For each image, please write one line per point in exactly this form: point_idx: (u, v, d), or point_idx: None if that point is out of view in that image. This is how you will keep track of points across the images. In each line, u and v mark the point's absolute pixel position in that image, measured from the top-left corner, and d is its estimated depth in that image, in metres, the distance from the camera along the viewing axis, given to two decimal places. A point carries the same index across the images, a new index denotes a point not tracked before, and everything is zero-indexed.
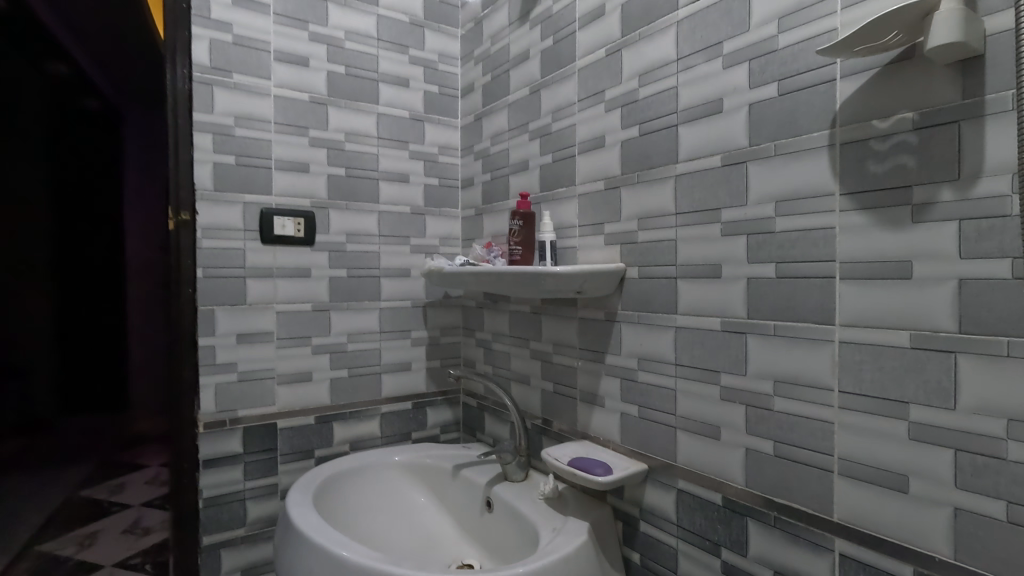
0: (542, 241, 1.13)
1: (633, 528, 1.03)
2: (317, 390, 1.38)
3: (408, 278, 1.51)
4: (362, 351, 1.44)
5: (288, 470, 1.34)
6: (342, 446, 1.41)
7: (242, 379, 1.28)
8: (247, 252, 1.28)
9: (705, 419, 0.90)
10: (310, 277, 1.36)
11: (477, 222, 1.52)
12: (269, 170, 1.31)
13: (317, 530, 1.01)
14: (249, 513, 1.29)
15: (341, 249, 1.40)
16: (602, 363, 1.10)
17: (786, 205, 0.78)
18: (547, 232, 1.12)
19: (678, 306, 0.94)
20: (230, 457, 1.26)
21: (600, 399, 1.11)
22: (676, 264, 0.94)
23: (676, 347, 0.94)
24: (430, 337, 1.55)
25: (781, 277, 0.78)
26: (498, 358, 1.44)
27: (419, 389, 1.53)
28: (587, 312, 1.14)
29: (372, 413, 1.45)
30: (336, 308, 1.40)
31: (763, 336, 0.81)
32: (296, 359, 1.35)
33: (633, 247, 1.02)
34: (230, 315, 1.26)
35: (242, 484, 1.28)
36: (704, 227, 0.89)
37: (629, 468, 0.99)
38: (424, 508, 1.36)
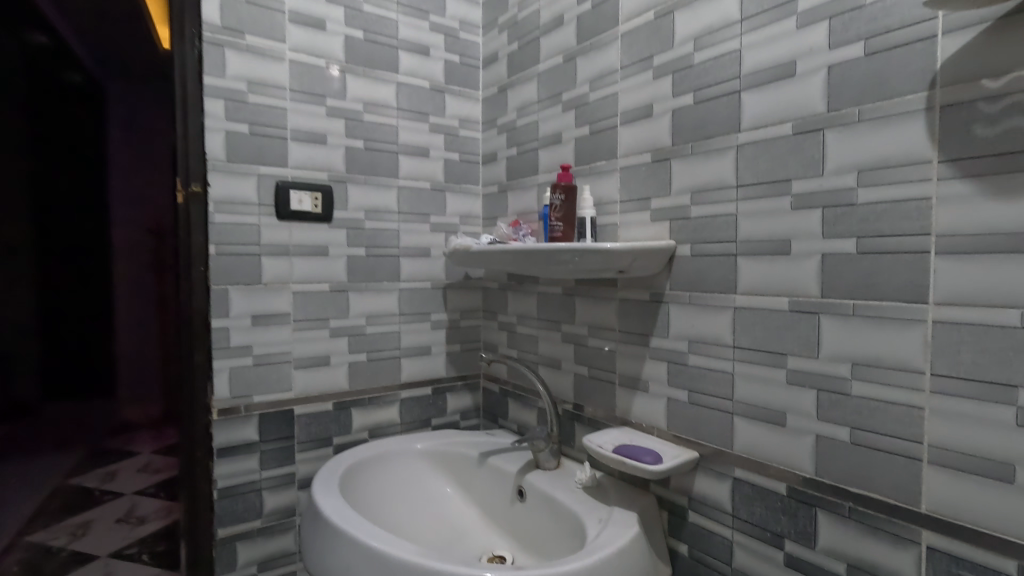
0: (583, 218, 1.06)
1: (680, 518, 0.98)
2: (335, 375, 1.30)
3: (428, 258, 1.43)
4: (381, 334, 1.37)
5: (305, 459, 1.27)
6: (361, 433, 1.35)
7: (258, 363, 1.20)
8: (262, 228, 1.20)
9: (767, 405, 0.85)
10: (327, 256, 1.28)
11: (500, 199, 1.45)
12: (285, 140, 1.22)
13: (343, 522, 0.94)
14: (265, 504, 1.22)
15: (359, 226, 1.33)
16: (645, 346, 1.05)
17: (870, 174, 0.72)
18: (588, 208, 1.06)
19: (737, 285, 0.88)
20: (246, 446, 1.19)
21: (643, 384, 1.06)
22: (736, 241, 0.88)
23: (735, 328, 0.89)
24: (450, 320, 1.48)
25: (863, 252, 0.73)
26: (524, 342, 1.38)
27: (440, 374, 1.47)
28: (629, 293, 1.08)
29: (392, 399, 1.39)
30: (355, 289, 1.32)
31: (839, 316, 0.76)
32: (313, 342, 1.27)
33: (685, 222, 0.96)
34: (244, 295, 1.18)
35: (258, 474, 1.21)
36: (771, 200, 0.83)
37: (679, 456, 0.94)
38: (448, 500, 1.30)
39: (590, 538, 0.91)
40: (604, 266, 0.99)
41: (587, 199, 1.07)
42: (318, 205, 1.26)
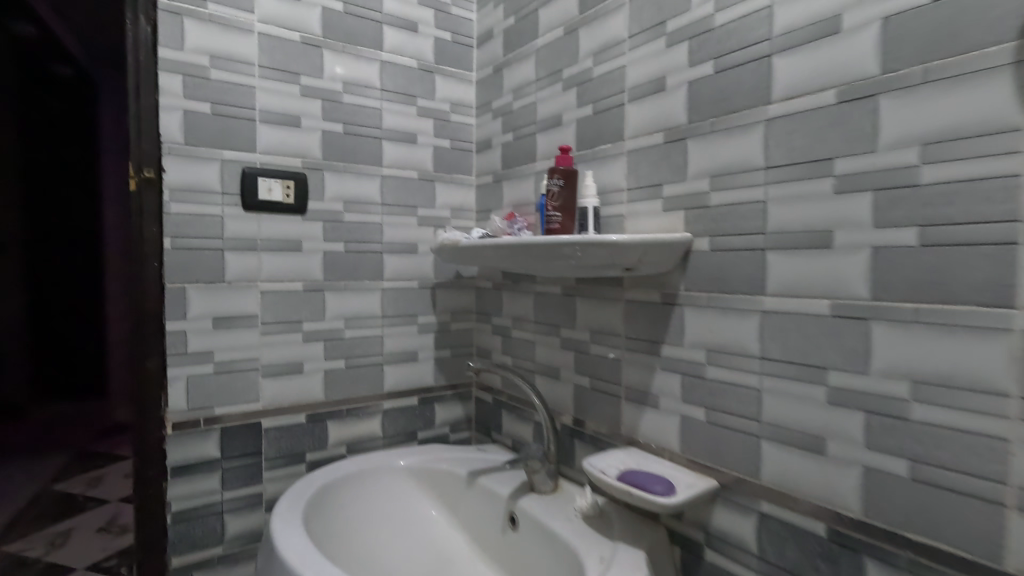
0: (585, 208, 0.92)
1: (695, 556, 0.85)
2: (309, 384, 1.18)
3: (415, 254, 1.30)
4: (362, 338, 1.24)
5: (274, 477, 1.14)
6: (338, 448, 1.22)
7: (220, 371, 1.08)
8: (226, 220, 1.07)
9: (801, 428, 0.71)
10: (301, 251, 1.15)
11: (494, 191, 1.32)
12: (252, 122, 1.09)
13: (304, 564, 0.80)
14: (228, 528, 1.09)
15: (338, 219, 1.20)
16: (656, 355, 0.91)
17: (937, 148, 0.58)
18: (591, 196, 0.92)
19: (766, 285, 0.75)
20: (206, 463, 1.07)
21: (653, 398, 0.92)
22: (765, 232, 0.74)
23: (762, 336, 0.75)
24: (439, 323, 1.35)
25: (926, 245, 0.59)
26: (520, 348, 1.25)
27: (427, 382, 1.34)
28: (637, 294, 0.94)
29: (373, 410, 1.26)
30: (332, 288, 1.20)
31: (895, 322, 0.62)
32: (284, 347, 1.14)
33: (703, 212, 0.83)
34: (205, 295, 1.05)
35: (219, 495, 1.08)
36: (808, 183, 0.69)
37: (696, 486, 0.80)
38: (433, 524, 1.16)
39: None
40: (610, 263, 0.85)
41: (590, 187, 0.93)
42: (290, 195, 1.13)
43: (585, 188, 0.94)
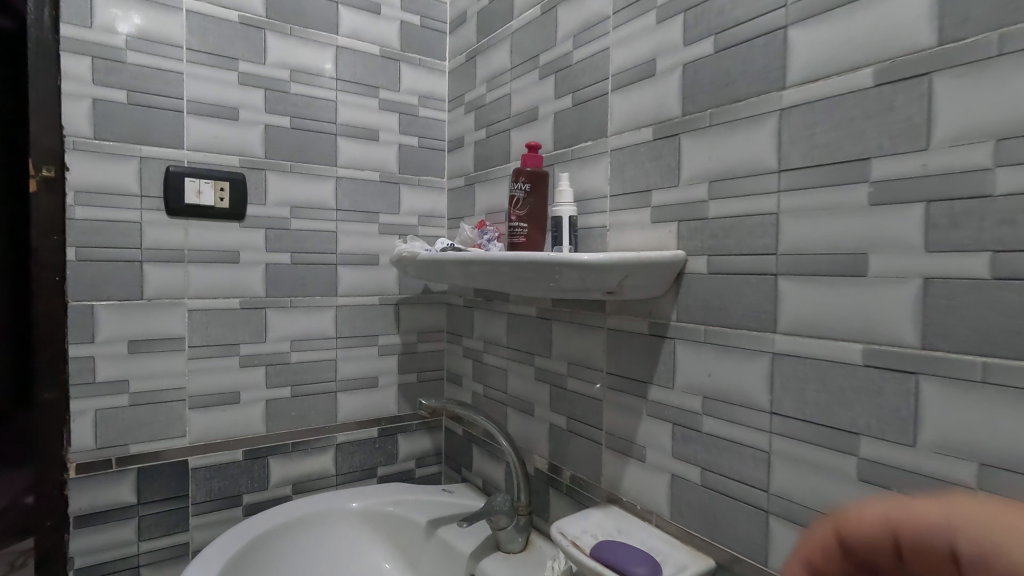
0: (560, 217, 0.76)
1: None
2: (247, 415, 1.02)
3: (376, 266, 1.15)
4: (312, 362, 1.08)
5: (203, 524, 0.99)
6: (282, 488, 1.07)
7: (137, 402, 0.92)
8: (146, 227, 0.92)
9: (823, 507, 0.55)
10: (238, 263, 1.00)
11: (466, 195, 1.17)
12: (180, 113, 0.94)
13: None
14: None
15: (283, 226, 1.05)
16: (641, 397, 0.75)
17: (1018, 144, 0.42)
18: (567, 203, 0.76)
19: (777, 320, 0.59)
20: (119, 510, 0.92)
21: (638, 448, 0.76)
22: (776, 253, 0.58)
23: (773, 384, 0.59)
24: (404, 343, 1.19)
25: (1000, 278, 0.43)
26: (491, 375, 1.09)
27: (389, 411, 1.18)
28: (621, 322, 0.78)
29: (325, 444, 1.11)
30: (276, 306, 1.04)
31: (955, 380, 0.46)
32: (216, 374, 0.99)
33: (699, 225, 0.67)
34: (119, 314, 0.90)
35: (135, 546, 0.93)
36: (833, 191, 0.53)
37: (687, 567, 0.64)
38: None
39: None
40: (588, 286, 0.69)
41: (567, 192, 0.77)
42: (225, 199, 0.98)
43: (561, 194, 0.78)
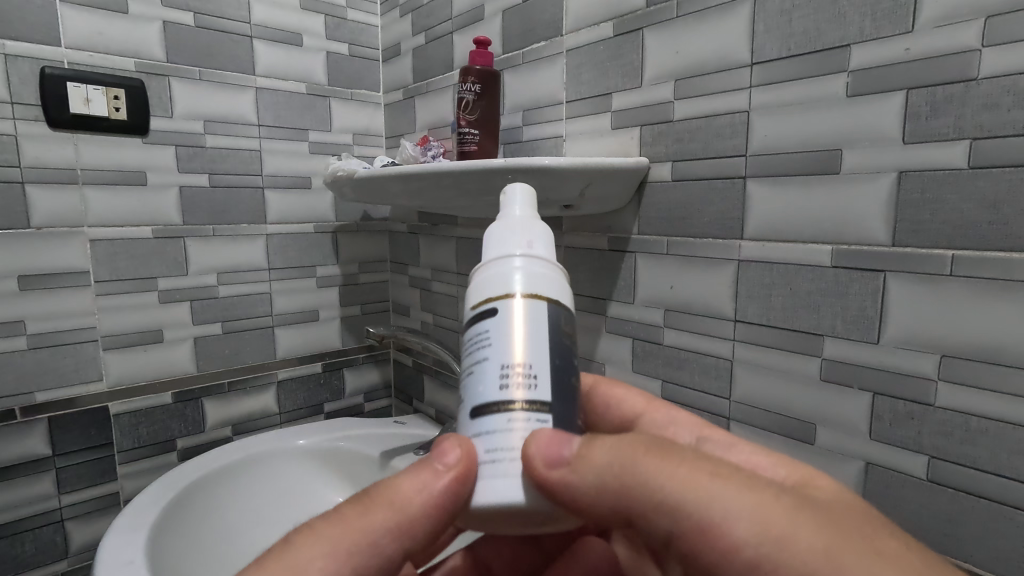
0: (544, 295, 0.32)
1: None
2: (172, 355, 0.93)
3: (308, 191, 1.05)
4: (242, 295, 0.99)
5: (134, 472, 0.92)
6: (221, 429, 1.00)
7: (38, 344, 0.81)
8: (25, 141, 0.78)
9: (783, 410, 0.56)
10: (145, 185, 0.88)
11: (405, 110, 1.07)
12: (52, 0, 0.78)
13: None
14: (73, 540, 0.87)
15: (197, 143, 0.92)
16: (602, 315, 0.73)
17: (1007, 20, 0.40)
18: (546, 280, 0.32)
19: (743, 227, 0.56)
20: (32, 463, 0.82)
21: (598, 366, 0.75)
22: (745, 155, 0.56)
23: (738, 293, 0.58)
24: (344, 274, 1.11)
25: (976, 166, 0.42)
26: (441, 303, 1.04)
27: (333, 345, 1.12)
28: (579, 238, 0.74)
29: (264, 382, 1.04)
30: (196, 234, 0.93)
31: (924, 277, 0.45)
32: (132, 311, 0.89)
33: (664, 128, 0.62)
34: (4, 247, 0.78)
35: (56, 499, 0.85)
36: (807, 83, 0.50)
37: None
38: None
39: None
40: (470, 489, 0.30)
41: (546, 234, 0.35)
42: (120, 109, 0.84)
43: (534, 233, 0.35)
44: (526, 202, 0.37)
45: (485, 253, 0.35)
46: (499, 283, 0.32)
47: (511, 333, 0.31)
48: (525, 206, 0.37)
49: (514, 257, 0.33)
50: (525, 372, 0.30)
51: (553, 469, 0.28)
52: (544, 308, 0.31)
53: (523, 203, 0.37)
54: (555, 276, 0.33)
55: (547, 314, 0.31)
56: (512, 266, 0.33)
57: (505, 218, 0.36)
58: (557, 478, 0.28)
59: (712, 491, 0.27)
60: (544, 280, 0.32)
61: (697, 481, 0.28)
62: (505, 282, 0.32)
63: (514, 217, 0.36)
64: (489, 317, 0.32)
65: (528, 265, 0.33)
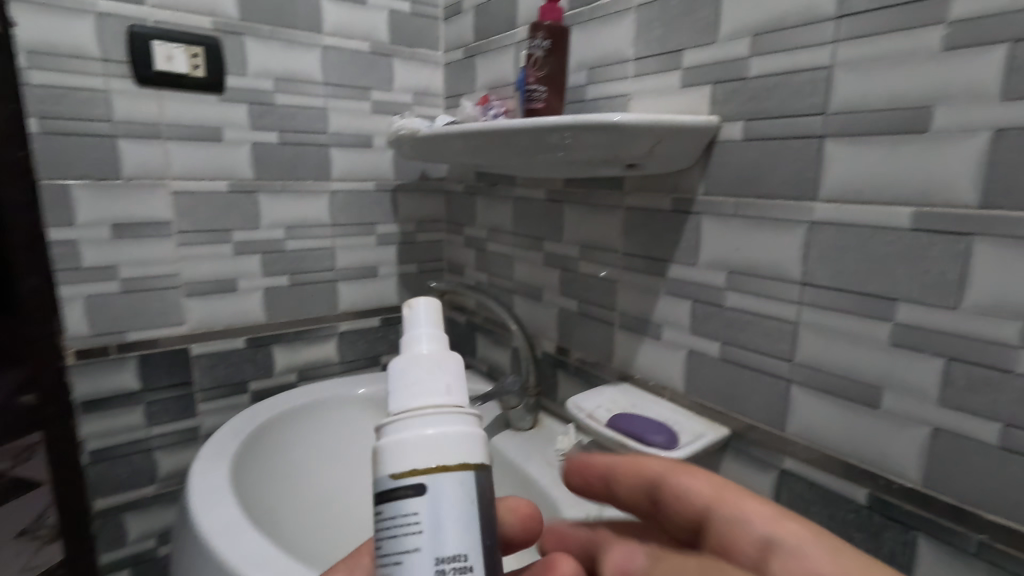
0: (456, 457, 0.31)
1: None
2: (245, 303, 0.99)
3: (370, 149, 1.08)
4: (308, 250, 1.04)
5: (212, 410, 0.99)
6: (288, 375, 1.06)
7: (129, 288, 0.88)
8: (116, 97, 0.83)
9: (848, 374, 0.55)
10: (221, 141, 0.92)
11: (465, 70, 1.07)
12: None
13: (215, 531, 0.62)
14: (161, 467, 0.96)
15: (268, 101, 0.96)
16: (661, 276, 0.73)
17: None
18: (444, 444, 0.31)
19: (817, 187, 0.55)
20: (125, 396, 0.91)
21: (654, 327, 0.75)
22: (825, 112, 0.54)
23: (807, 256, 0.57)
24: (402, 232, 1.15)
25: None
26: (496, 263, 1.06)
27: (391, 301, 1.16)
28: (642, 199, 0.74)
29: (327, 333, 1.09)
30: (267, 189, 0.98)
31: (1016, 239, 0.44)
32: (210, 261, 0.95)
33: (737, 86, 0.61)
34: (99, 196, 0.84)
35: (146, 430, 0.93)
36: (900, 36, 0.48)
37: (704, 437, 0.66)
38: (325, 546, 0.87)
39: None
40: None
41: (457, 371, 0.34)
42: (199, 66, 0.88)
43: (437, 377, 0.33)
44: (431, 313, 0.36)
45: (393, 401, 0.33)
46: (420, 446, 0.31)
47: (434, 518, 0.30)
48: (431, 331, 0.35)
49: (425, 414, 0.32)
50: (456, 554, 0.30)
51: (611, 480, 0.39)
52: (463, 474, 0.31)
53: (427, 334, 0.35)
54: (463, 433, 0.32)
55: (437, 489, 0.31)
56: (419, 429, 0.32)
57: (406, 355, 0.34)
58: (609, 487, 0.39)
59: (732, 506, 0.33)
60: (472, 442, 0.32)
61: (720, 498, 0.34)
62: (406, 452, 0.31)
63: (417, 353, 0.34)
64: (398, 497, 0.31)
65: (438, 424, 0.32)
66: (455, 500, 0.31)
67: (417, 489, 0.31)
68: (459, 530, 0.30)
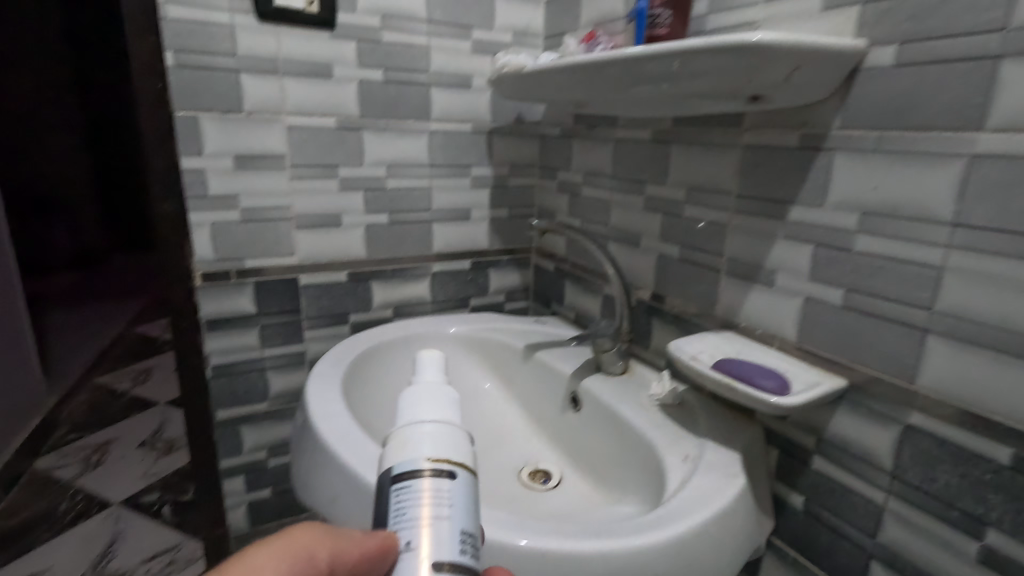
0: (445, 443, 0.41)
1: (798, 463, 0.70)
2: (348, 239, 1.04)
3: (468, 90, 1.07)
4: (407, 189, 1.07)
5: (316, 338, 1.06)
6: (384, 311, 1.11)
7: (248, 218, 0.94)
8: (240, 32, 0.87)
9: (1000, 325, 0.51)
10: (331, 78, 0.95)
11: (569, 6, 1.03)
12: None
13: (334, 437, 0.67)
14: (271, 386, 1.04)
15: (375, 39, 0.97)
16: (779, 220, 0.69)
17: None
18: (459, 441, 0.42)
19: (984, 116, 0.50)
20: (243, 319, 0.98)
21: (766, 274, 0.72)
22: (1004, 28, 0.48)
23: (963, 193, 0.52)
24: (496, 176, 1.15)
25: None
26: (591, 209, 1.04)
27: (481, 245, 1.18)
28: (763, 137, 0.70)
29: (421, 271, 1.12)
30: (371, 127, 1.00)
31: None
32: (318, 196, 0.99)
33: (893, 4, 0.55)
34: (223, 128, 0.89)
35: (259, 351, 1.01)
36: None
37: (820, 385, 0.63)
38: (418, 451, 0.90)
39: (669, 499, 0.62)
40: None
41: (453, 404, 0.47)
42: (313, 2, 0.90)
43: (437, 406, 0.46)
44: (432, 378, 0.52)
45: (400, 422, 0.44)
46: (420, 440, 0.41)
47: (457, 497, 0.38)
48: (433, 386, 0.49)
49: (426, 423, 0.43)
50: (472, 532, 0.37)
51: None
52: (460, 470, 0.39)
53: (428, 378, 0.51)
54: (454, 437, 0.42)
55: (463, 475, 0.39)
56: (421, 430, 0.42)
57: (414, 394, 0.48)
58: None
59: None
60: (456, 442, 0.42)
61: None
62: (430, 444, 0.41)
63: (424, 389, 0.48)
64: (428, 476, 0.38)
65: (435, 428, 0.42)
66: (470, 493, 0.39)
67: (450, 468, 0.39)
68: (462, 514, 0.37)
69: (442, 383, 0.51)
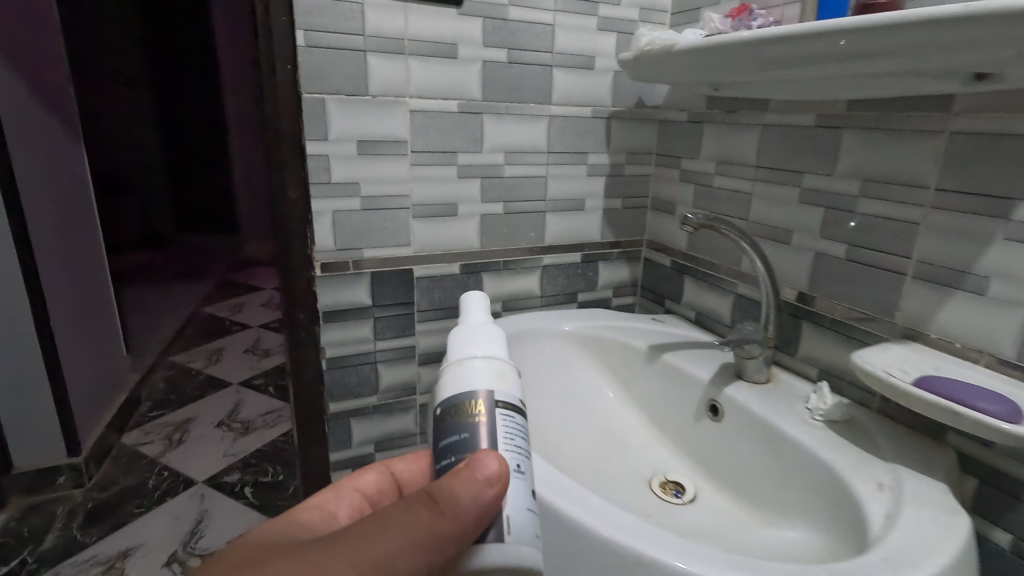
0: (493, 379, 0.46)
1: (1008, 497, 0.61)
2: (463, 229, 0.99)
3: (591, 72, 1.00)
4: (523, 177, 1.01)
5: (426, 331, 1.02)
6: (493, 305, 1.06)
7: (368, 206, 0.90)
8: (369, 9, 0.82)
9: None
10: (455, 58, 0.89)
11: None
12: None
13: None
14: (381, 380, 1.01)
15: (501, 16, 0.91)
16: (999, 218, 0.60)
17: None
18: (509, 376, 0.47)
19: None
20: (358, 311, 0.95)
21: (973, 280, 0.63)
22: None
23: None
24: (612, 164, 1.08)
25: None
26: (723, 200, 0.96)
27: (593, 237, 1.11)
28: (981, 122, 0.61)
29: (532, 265, 1.07)
30: (492, 111, 0.95)
31: None
32: (436, 183, 0.94)
33: None
34: (348, 112, 0.85)
35: (372, 344, 0.98)
36: None
37: None
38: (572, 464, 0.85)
39: (878, 539, 0.54)
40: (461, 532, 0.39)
41: (498, 334, 0.52)
42: None
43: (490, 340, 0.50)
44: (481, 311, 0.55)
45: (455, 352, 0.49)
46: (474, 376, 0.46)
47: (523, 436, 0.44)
48: (482, 316, 0.54)
49: (478, 358, 0.48)
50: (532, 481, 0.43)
51: None
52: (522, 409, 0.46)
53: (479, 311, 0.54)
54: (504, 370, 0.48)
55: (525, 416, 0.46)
56: (476, 364, 0.47)
57: (467, 326, 0.52)
58: None
59: None
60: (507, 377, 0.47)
61: None
62: (482, 377, 0.46)
63: (473, 321, 0.53)
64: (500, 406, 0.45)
65: (487, 365, 0.47)
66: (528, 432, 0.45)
67: (508, 404, 0.45)
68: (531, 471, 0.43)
69: (488, 314, 0.55)
